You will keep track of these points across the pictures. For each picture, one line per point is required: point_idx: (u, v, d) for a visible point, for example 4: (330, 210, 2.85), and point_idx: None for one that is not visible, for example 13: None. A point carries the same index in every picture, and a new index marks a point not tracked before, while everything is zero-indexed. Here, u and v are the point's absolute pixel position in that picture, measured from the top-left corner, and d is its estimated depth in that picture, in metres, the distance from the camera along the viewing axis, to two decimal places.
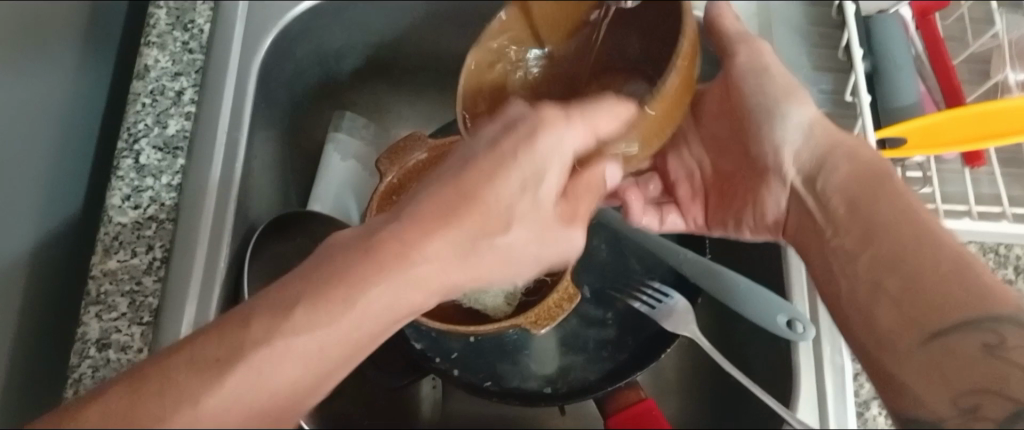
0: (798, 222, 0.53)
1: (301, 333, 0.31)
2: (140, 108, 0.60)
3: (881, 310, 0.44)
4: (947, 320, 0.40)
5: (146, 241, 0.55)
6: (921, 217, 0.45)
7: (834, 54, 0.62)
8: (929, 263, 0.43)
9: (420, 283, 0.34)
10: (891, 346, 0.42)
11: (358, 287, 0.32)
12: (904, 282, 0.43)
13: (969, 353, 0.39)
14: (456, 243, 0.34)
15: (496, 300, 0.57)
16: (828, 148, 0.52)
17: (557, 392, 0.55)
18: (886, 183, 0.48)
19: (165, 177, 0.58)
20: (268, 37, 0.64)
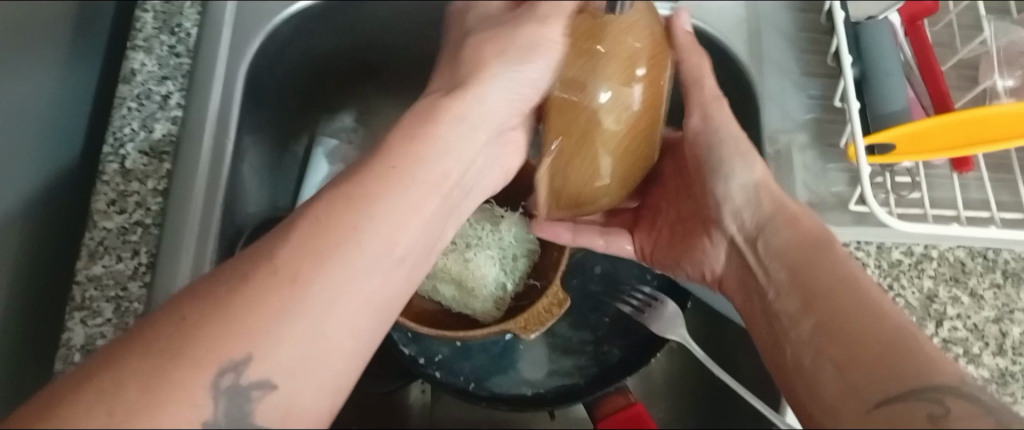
0: (742, 286, 0.47)
1: (278, 274, 0.35)
2: (125, 112, 0.60)
3: (822, 377, 0.37)
4: (893, 389, 0.35)
5: (132, 246, 0.55)
6: (854, 280, 0.41)
7: (824, 60, 0.62)
8: (866, 329, 0.38)
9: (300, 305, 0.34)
10: (833, 415, 0.36)
11: (323, 238, 0.36)
12: (843, 342, 0.38)
13: (918, 423, 0.33)
14: (386, 213, 0.39)
15: (486, 305, 0.56)
16: (772, 215, 0.47)
17: (547, 396, 0.55)
18: (824, 254, 0.43)
19: (151, 181, 0.57)
20: (255, 41, 0.63)
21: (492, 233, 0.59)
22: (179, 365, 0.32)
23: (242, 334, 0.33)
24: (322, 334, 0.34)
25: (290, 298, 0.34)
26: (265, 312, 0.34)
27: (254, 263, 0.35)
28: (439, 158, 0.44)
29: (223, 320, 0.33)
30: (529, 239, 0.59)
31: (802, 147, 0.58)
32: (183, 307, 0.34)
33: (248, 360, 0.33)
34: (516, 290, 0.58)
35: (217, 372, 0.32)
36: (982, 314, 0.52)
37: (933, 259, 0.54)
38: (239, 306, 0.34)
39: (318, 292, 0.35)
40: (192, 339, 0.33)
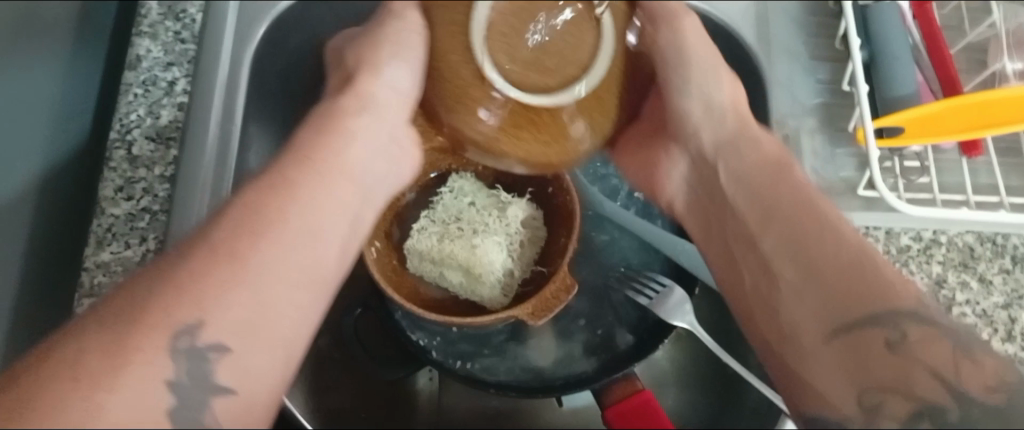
0: (696, 207, 0.51)
1: (211, 244, 0.38)
2: (132, 99, 0.60)
3: (786, 305, 0.40)
4: (853, 317, 0.37)
5: (139, 233, 0.55)
6: (816, 206, 0.43)
7: (833, 44, 0.62)
8: (825, 262, 0.40)
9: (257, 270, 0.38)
10: (795, 341, 0.39)
11: (243, 215, 0.39)
12: (802, 269, 0.40)
13: (875, 351, 0.36)
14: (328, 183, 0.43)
15: (493, 291, 0.56)
16: (729, 138, 0.50)
17: (556, 383, 0.55)
18: (786, 173, 0.46)
19: (157, 168, 0.57)
20: (261, 28, 0.63)
21: (499, 220, 0.59)
22: (138, 330, 0.35)
23: (196, 299, 0.36)
24: (261, 303, 0.37)
25: (237, 255, 0.38)
26: (208, 275, 0.37)
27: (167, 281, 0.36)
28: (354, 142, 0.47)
29: (178, 285, 0.36)
30: (536, 225, 0.59)
31: (811, 132, 0.58)
32: (148, 277, 0.37)
33: (200, 324, 0.35)
34: (522, 276, 0.57)
35: (172, 335, 0.35)
36: (991, 300, 0.51)
37: (942, 245, 0.54)
38: (191, 276, 0.37)
39: (244, 260, 0.38)
40: (140, 310, 0.35)
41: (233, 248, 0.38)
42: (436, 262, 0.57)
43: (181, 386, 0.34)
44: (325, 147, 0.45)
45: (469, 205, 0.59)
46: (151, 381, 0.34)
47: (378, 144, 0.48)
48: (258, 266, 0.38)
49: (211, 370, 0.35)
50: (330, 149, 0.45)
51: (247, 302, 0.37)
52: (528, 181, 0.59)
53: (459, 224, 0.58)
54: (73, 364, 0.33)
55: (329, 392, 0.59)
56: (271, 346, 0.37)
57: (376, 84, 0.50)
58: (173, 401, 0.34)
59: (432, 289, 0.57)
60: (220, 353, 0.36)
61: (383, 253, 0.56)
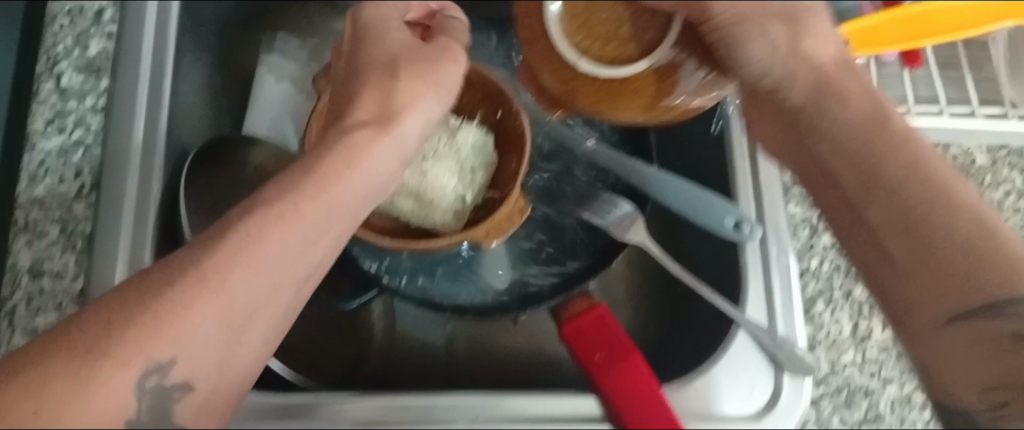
0: (784, 140, 0.46)
1: (206, 279, 0.34)
2: (58, 30, 0.57)
3: (895, 286, 0.38)
4: (984, 298, 0.35)
5: (74, 167, 0.53)
6: (920, 163, 0.39)
7: None
8: (931, 211, 0.37)
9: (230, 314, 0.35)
10: (916, 314, 0.37)
11: (230, 253, 0.35)
12: (904, 237, 0.37)
13: (1003, 339, 0.36)
14: (308, 229, 0.38)
15: (445, 216, 0.55)
16: (815, 88, 0.44)
17: (513, 303, 0.55)
18: (890, 133, 0.41)
19: (89, 99, 0.55)
20: None
21: (449, 144, 0.57)
22: (105, 365, 0.32)
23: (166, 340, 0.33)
24: (233, 343, 0.35)
25: (226, 290, 0.35)
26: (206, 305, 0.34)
27: (146, 292, 0.34)
28: (371, 160, 0.42)
29: (151, 315, 0.33)
30: (486, 151, 0.58)
31: None
32: (138, 285, 0.35)
33: (171, 363, 0.33)
34: (473, 203, 0.57)
35: (143, 373, 0.32)
36: None
37: None
38: (178, 311, 0.33)
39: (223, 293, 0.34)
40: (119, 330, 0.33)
41: (215, 265, 0.35)
42: None
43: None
44: (332, 166, 0.40)
45: None
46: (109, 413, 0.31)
47: (387, 176, 0.43)
48: (224, 314, 0.34)
49: (173, 412, 0.33)
50: (330, 189, 0.39)
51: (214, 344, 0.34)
52: (477, 106, 0.59)
53: None
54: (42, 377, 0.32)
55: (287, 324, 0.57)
56: (230, 389, 0.35)
57: (410, 114, 0.45)
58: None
59: None
60: (186, 393, 0.33)
61: None
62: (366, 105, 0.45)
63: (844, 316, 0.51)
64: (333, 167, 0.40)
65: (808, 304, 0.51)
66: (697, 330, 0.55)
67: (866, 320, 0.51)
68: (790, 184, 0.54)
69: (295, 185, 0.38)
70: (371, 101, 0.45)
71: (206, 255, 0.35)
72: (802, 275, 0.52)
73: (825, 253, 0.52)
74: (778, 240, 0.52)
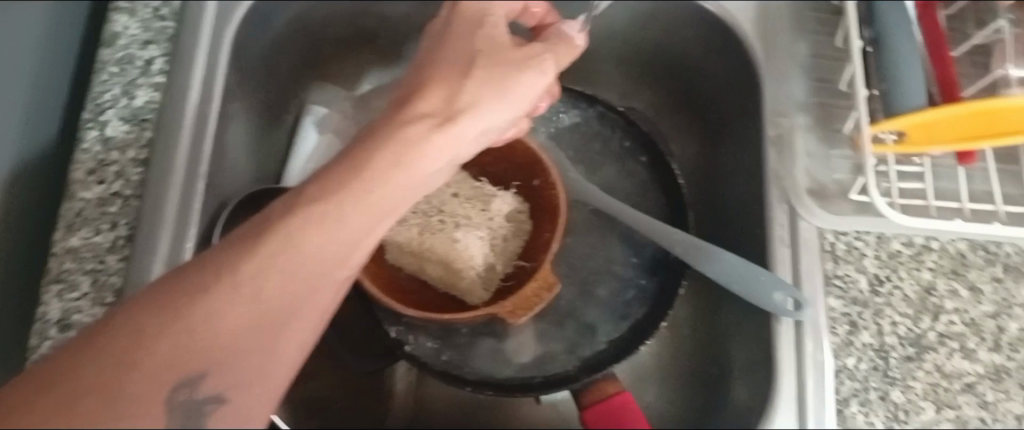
0: None
1: (237, 277, 0.31)
2: (107, 78, 0.58)
3: None
4: None
5: (111, 218, 0.54)
6: None
7: (832, 40, 0.61)
8: None
9: (231, 345, 0.30)
10: None
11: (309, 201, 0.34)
12: None
13: None
14: (274, 271, 0.32)
15: (471, 284, 0.55)
16: None
17: (533, 381, 0.54)
18: None
19: (131, 151, 0.56)
20: (240, 10, 0.61)
21: (482, 213, 0.58)
22: (139, 365, 0.29)
23: (203, 344, 0.30)
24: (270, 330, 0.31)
25: (261, 292, 0.31)
26: (321, 202, 0.34)
27: (184, 287, 0.31)
28: (334, 223, 0.33)
29: (184, 326, 0.30)
30: (520, 219, 0.57)
31: (806, 132, 0.57)
32: (238, 254, 0.31)
33: (204, 375, 0.29)
34: (504, 271, 0.56)
35: (172, 388, 0.29)
36: (980, 309, 0.49)
37: (933, 251, 0.52)
38: (221, 297, 0.30)
39: (241, 289, 0.31)
40: (192, 299, 0.30)
41: (240, 278, 0.31)
42: (414, 254, 0.56)
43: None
44: (287, 233, 0.32)
45: (452, 196, 0.58)
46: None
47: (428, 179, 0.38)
48: (236, 303, 0.31)
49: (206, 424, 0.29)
50: (348, 209, 0.34)
51: (246, 361, 0.30)
52: (515, 174, 0.58)
53: (440, 216, 0.57)
54: (197, 340, 0.30)
55: (310, 382, 0.56)
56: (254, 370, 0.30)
57: (468, 118, 0.40)
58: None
59: (408, 279, 0.56)
60: (220, 405, 0.29)
61: None
62: (428, 97, 0.41)
63: (878, 420, 0.48)
64: (317, 231, 0.33)
65: (841, 403, 0.48)
66: (730, 411, 0.53)
67: (901, 425, 0.48)
68: (830, 275, 0.52)
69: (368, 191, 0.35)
70: (435, 97, 0.41)
71: (246, 253, 0.32)
72: (836, 373, 0.49)
73: (863, 352, 0.49)
74: (814, 333, 0.50)
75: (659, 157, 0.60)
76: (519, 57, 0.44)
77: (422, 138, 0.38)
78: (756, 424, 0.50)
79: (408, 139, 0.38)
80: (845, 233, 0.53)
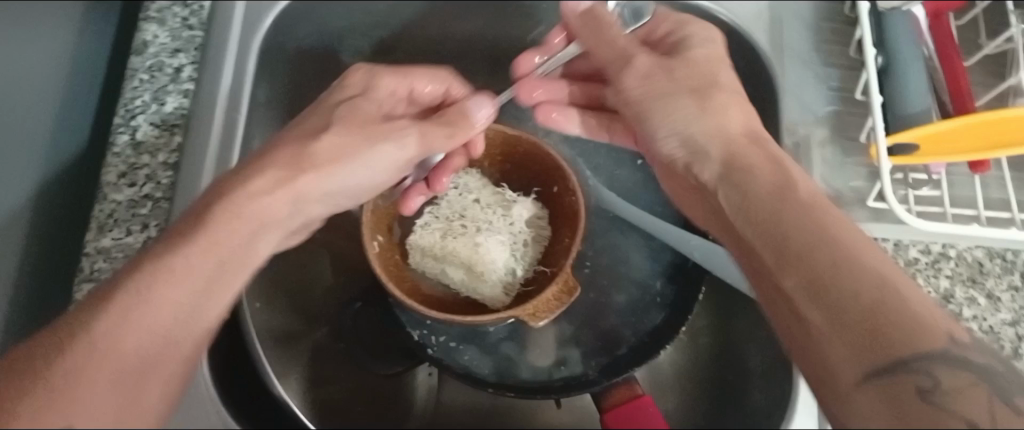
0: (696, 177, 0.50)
1: (93, 338, 0.34)
2: (138, 84, 0.60)
3: (810, 316, 0.34)
4: (901, 353, 0.33)
5: (141, 219, 0.55)
6: (828, 226, 0.37)
7: (845, 51, 0.62)
8: (820, 247, 0.36)
9: (84, 395, 0.33)
10: (829, 368, 0.33)
11: (168, 252, 0.37)
12: (807, 289, 0.35)
13: (914, 398, 0.31)
14: (168, 306, 0.35)
15: (494, 290, 0.55)
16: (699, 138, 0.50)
17: (555, 384, 0.55)
18: (794, 197, 0.40)
19: (161, 155, 0.57)
20: (267, 19, 0.63)
21: (503, 218, 0.59)
22: (19, 427, 0.32)
23: (66, 399, 0.32)
24: (119, 377, 0.33)
25: (110, 347, 0.34)
26: (176, 253, 0.37)
27: (47, 355, 0.34)
28: (167, 280, 0.36)
29: (51, 387, 0.33)
30: (541, 225, 0.58)
31: (822, 142, 0.57)
32: (81, 319, 0.35)
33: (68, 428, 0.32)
34: (525, 276, 0.57)
35: None
36: (998, 317, 0.50)
37: (950, 259, 0.53)
38: (75, 359, 0.33)
39: (97, 349, 0.34)
40: (66, 364, 0.33)
41: (104, 329, 0.34)
42: (437, 258, 0.57)
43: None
44: (159, 279, 0.36)
45: (473, 202, 0.60)
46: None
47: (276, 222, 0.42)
48: (101, 357, 0.33)
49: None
50: (161, 268, 0.36)
51: (106, 414, 0.32)
52: (534, 181, 0.59)
53: (462, 221, 0.59)
54: (64, 395, 0.32)
55: (325, 385, 0.58)
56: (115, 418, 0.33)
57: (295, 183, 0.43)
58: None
59: (431, 286, 0.56)
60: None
61: (385, 248, 0.56)
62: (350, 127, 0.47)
63: None
64: (174, 270, 0.36)
65: None
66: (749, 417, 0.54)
67: None
68: None
69: (172, 248, 0.37)
70: (286, 153, 0.44)
71: (97, 318, 0.34)
72: None
73: None
74: None
75: None
76: (383, 127, 0.48)
77: (253, 191, 0.41)
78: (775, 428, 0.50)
79: (252, 191, 0.41)
80: None
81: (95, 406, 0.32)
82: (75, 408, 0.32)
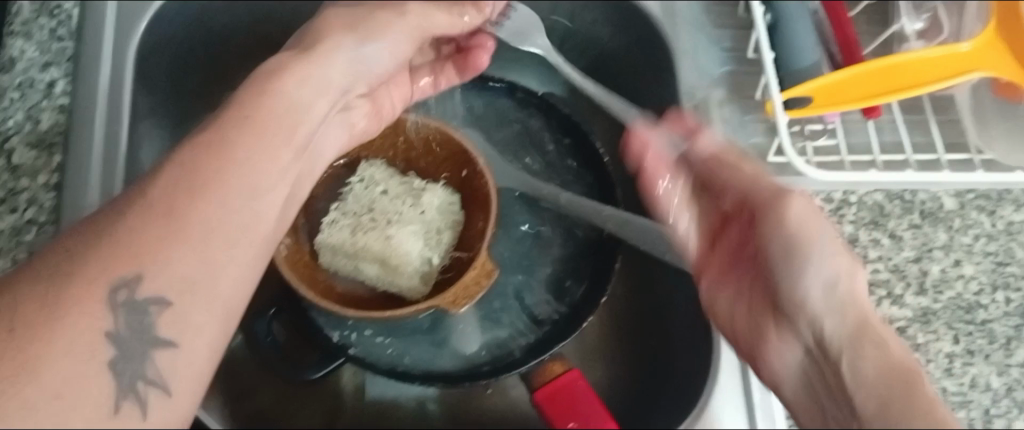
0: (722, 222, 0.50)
1: (148, 200, 0.35)
2: (7, 103, 0.55)
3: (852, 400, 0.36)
4: None
5: (27, 247, 0.51)
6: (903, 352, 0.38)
7: (735, 11, 0.62)
8: (904, 381, 0.36)
9: (138, 263, 0.34)
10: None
11: (222, 144, 0.38)
12: (875, 396, 0.35)
13: None
14: (208, 196, 0.36)
15: (412, 282, 0.54)
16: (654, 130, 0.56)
17: (482, 368, 0.54)
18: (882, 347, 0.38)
19: (42, 177, 0.54)
20: (143, 23, 0.60)
21: (414, 207, 0.57)
22: (76, 281, 0.33)
23: (131, 255, 0.34)
24: (178, 248, 0.35)
25: (174, 213, 0.35)
26: (254, 147, 0.39)
27: (99, 223, 0.35)
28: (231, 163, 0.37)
29: (115, 244, 0.34)
30: (453, 211, 0.57)
31: (720, 102, 0.58)
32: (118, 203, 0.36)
33: (137, 277, 0.34)
34: (442, 264, 0.56)
35: (110, 289, 0.34)
36: (902, 255, 0.52)
37: (852, 204, 0.53)
38: (138, 226, 0.35)
39: (184, 222, 0.35)
40: (116, 220, 0.35)
41: (172, 194, 0.36)
42: (349, 255, 0.55)
43: (121, 339, 0.34)
44: (213, 167, 0.37)
45: (382, 194, 0.58)
46: (85, 333, 0.33)
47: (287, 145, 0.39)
48: (165, 224, 0.35)
49: (151, 323, 0.34)
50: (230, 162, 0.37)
51: (174, 266, 0.34)
52: (443, 166, 0.58)
53: (371, 214, 0.57)
54: (124, 257, 0.34)
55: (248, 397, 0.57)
56: (187, 293, 0.34)
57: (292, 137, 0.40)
58: (113, 353, 0.33)
59: (347, 284, 0.55)
60: (159, 307, 0.34)
61: (293, 250, 0.54)
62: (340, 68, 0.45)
63: None
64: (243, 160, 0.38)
65: None
66: (678, 382, 0.54)
67: None
68: None
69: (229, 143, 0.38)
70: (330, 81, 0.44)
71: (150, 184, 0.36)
72: None
73: None
74: None
75: (582, 137, 0.61)
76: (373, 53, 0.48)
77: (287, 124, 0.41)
78: (701, 387, 0.51)
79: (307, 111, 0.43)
80: None
81: (153, 271, 0.34)
82: (137, 270, 0.34)
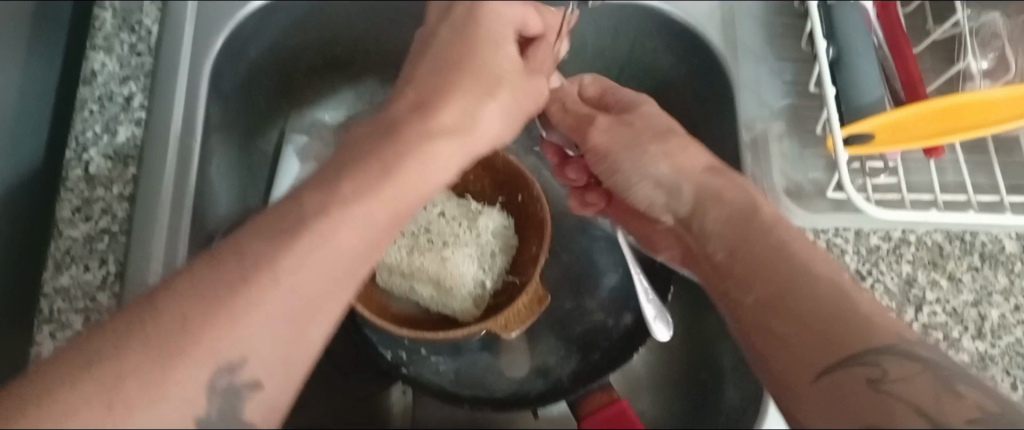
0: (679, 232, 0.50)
1: (258, 267, 0.32)
2: (88, 115, 0.58)
3: (771, 329, 0.37)
4: (857, 353, 0.34)
5: (99, 255, 0.54)
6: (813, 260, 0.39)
7: (798, 44, 0.62)
8: (806, 294, 0.37)
9: (242, 342, 0.31)
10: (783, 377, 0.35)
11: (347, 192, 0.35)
12: (789, 320, 0.36)
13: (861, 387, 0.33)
14: (320, 265, 0.33)
15: (465, 303, 0.55)
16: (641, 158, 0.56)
17: (531, 394, 0.55)
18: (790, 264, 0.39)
19: (116, 187, 0.56)
20: (217, 40, 0.62)
21: (469, 230, 0.58)
22: (184, 360, 0.30)
23: (236, 332, 0.31)
24: (285, 335, 0.32)
25: (281, 284, 0.32)
26: (376, 206, 0.35)
27: (203, 285, 0.32)
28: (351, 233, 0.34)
29: (224, 317, 0.31)
30: (507, 234, 0.58)
31: (779, 136, 0.58)
32: (220, 262, 0.33)
33: (242, 360, 0.31)
34: (494, 288, 0.57)
35: (213, 372, 0.31)
36: (960, 298, 0.51)
37: (911, 243, 0.53)
38: (247, 303, 0.32)
39: (297, 294, 0.33)
40: (230, 290, 0.32)
41: (288, 262, 0.33)
42: (406, 275, 0.56)
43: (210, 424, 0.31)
44: (334, 232, 0.34)
45: (439, 217, 0.59)
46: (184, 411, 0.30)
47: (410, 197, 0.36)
48: (273, 300, 0.32)
49: (241, 405, 0.32)
50: (348, 223, 0.34)
51: (277, 347, 0.32)
52: (499, 190, 0.60)
53: (429, 236, 0.57)
54: (234, 336, 0.31)
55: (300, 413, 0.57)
56: (283, 371, 0.33)
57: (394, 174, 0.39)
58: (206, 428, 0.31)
59: (401, 304, 0.56)
60: (253, 389, 0.32)
61: None
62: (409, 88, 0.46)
63: None
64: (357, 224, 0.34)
65: None
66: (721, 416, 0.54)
67: None
68: None
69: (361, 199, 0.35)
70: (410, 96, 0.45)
71: (269, 251, 0.33)
72: None
73: None
74: None
75: None
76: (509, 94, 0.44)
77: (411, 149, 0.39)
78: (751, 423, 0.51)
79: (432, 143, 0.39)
80: (825, 230, 0.54)
81: (259, 354, 0.32)
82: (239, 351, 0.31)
